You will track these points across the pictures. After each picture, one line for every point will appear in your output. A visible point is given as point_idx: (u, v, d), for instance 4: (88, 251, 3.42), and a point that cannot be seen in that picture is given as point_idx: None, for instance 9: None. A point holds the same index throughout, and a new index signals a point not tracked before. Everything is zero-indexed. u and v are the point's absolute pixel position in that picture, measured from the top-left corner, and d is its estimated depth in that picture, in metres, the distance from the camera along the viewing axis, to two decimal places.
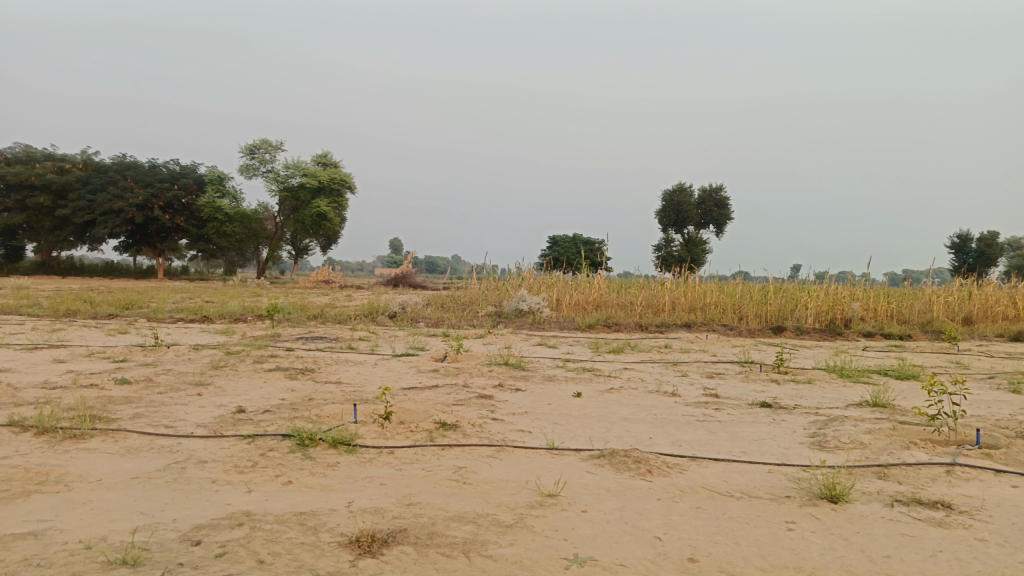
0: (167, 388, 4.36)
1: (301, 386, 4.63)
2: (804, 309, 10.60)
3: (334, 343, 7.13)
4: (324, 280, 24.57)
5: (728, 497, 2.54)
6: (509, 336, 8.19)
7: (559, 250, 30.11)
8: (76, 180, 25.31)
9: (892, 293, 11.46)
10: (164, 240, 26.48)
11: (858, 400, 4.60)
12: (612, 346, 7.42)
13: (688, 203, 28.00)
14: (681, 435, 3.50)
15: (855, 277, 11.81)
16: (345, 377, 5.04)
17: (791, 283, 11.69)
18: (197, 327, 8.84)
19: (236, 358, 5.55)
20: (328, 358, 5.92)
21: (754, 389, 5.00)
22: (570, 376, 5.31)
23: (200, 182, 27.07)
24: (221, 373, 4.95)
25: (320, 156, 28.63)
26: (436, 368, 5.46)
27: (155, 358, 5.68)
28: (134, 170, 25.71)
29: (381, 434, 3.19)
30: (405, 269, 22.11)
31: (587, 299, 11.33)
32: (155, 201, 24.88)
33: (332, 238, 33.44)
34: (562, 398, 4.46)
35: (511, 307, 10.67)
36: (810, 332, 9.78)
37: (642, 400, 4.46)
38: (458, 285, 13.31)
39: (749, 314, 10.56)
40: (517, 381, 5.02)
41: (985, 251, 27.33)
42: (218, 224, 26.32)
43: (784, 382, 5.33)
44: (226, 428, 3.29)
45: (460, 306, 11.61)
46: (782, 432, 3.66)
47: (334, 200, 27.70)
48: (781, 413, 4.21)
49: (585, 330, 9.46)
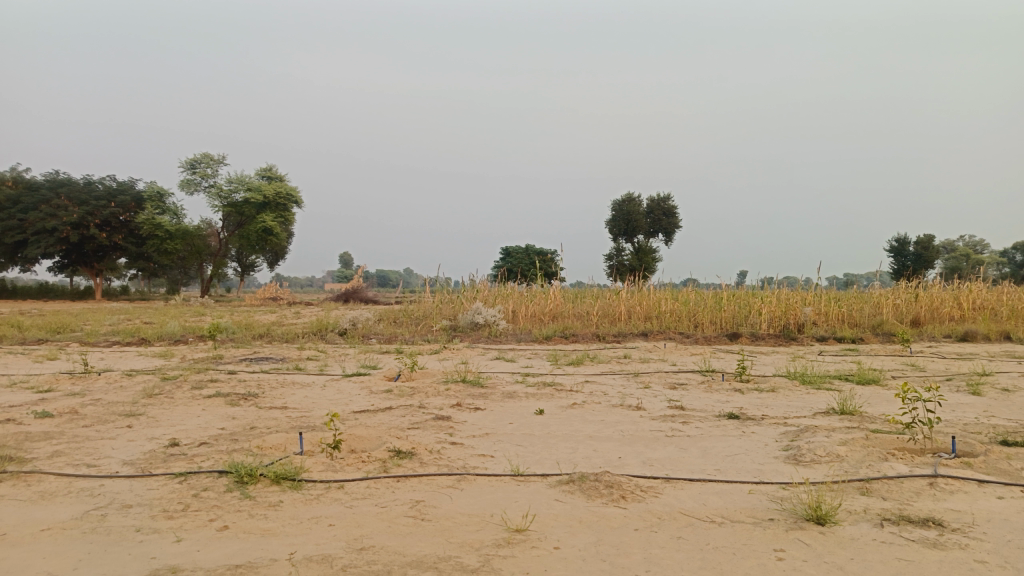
0: (94, 421, 3.99)
1: (244, 413, 4.30)
2: (758, 315, 10.62)
3: (281, 363, 6.79)
4: (271, 296, 23.92)
5: (710, 524, 2.35)
6: (465, 350, 7.95)
7: (511, 261, 29.99)
8: (5, 198, 24.19)
9: (842, 297, 11.58)
10: (101, 259, 25.48)
11: (825, 408, 4.49)
12: (571, 358, 7.25)
13: (638, 212, 28.21)
14: (651, 453, 3.31)
15: (806, 281, 11.90)
16: (292, 402, 4.73)
17: (745, 289, 11.73)
18: (134, 350, 8.35)
19: (173, 384, 5.17)
20: (274, 381, 5.58)
21: (719, 400, 4.86)
22: (530, 392, 5.09)
23: (139, 199, 26.13)
24: (155, 402, 4.58)
25: (264, 170, 27.98)
26: (389, 388, 5.18)
27: (84, 387, 5.26)
28: (67, 187, 24.67)
29: (330, 467, 2.92)
30: (356, 283, 21.67)
31: (543, 310, 11.15)
32: (92, 219, 23.93)
33: (280, 253, 32.71)
34: (523, 416, 4.24)
35: (466, 321, 10.44)
36: (765, 338, 9.78)
37: (607, 415, 4.27)
38: (411, 299, 13.01)
39: (705, 321, 10.53)
40: (475, 399, 4.78)
41: (922, 254, 28.17)
42: (159, 242, 25.43)
43: (749, 391, 5.21)
44: (156, 465, 2.97)
45: (413, 320, 11.33)
46: (754, 446, 3.50)
47: (280, 214, 27.06)
48: (750, 424, 4.06)
49: (542, 341, 9.29)
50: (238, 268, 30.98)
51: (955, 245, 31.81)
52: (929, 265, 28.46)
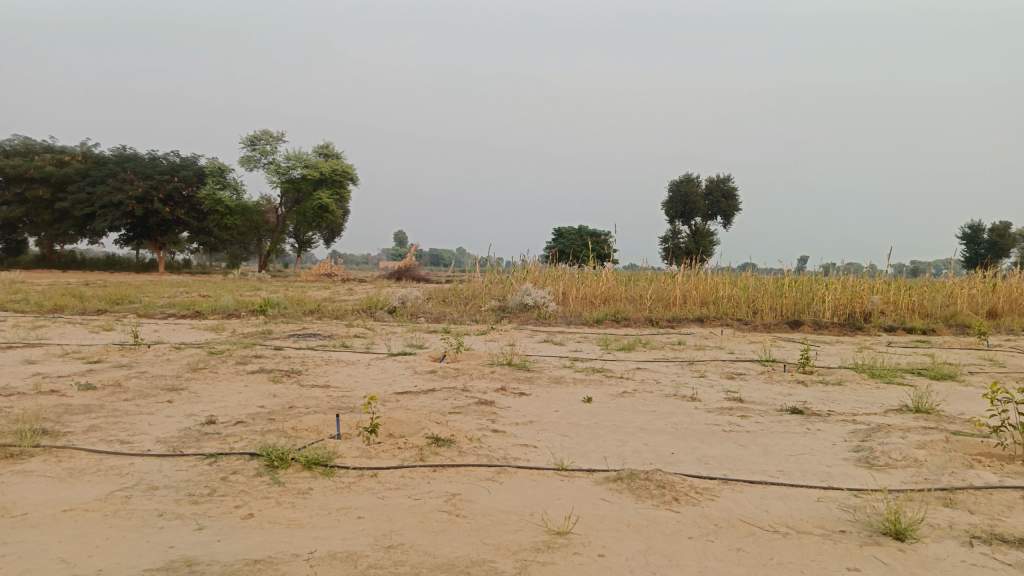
0: (135, 395, 3.95)
1: (285, 391, 4.22)
2: (821, 302, 10.15)
3: (328, 340, 6.73)
4: (326, 273, 24.19)
5: (773, 534, 2.12)
6: (514, 332, 7.77)
7: (564, 242, 29.68)
8: (75, 172, 24.98)
9: (912, 285, 10.98)
10: (165, 233, 26.15)
11: (897, 405, 4.17)
12: (623, 343, 7.00)
13: (695, 194, 27.53)
14: (707, 450, 3.08)
15: (873, 269, 11.34)
16: (335, 380, 4.64)
17: (807, 276, 11.23)
18: (187, 323, 8.44)
19: (217, 359, 5.13)
20: (318, 358, 5.49)
21: (780, 392, 4.57)
22: (579, 377, 4.88)
23: (201, 174, 26.64)
24: (199, 377, 4.53)
25: (320, 147, 28.22)
26: (433, 369, 5.03)
27: (132, 359, 5.27)
28: (133, 162, 25.34)
29: (365, 453, 2.77)
30: (409, 261, 21.73)
31: (594, 292, 10.89)
32: (156, 194, 24.54)
33: (335, 231, 33.11)
34: (570, 404, 4.04)
35: (516, 302, 10.26)
36: (829, 326, 9.34)
37: (659, 406, 4.03)
38: (461, 278, 12.90)
39: (764, 308, 10.12)
40: (521, 384, 4.60)
41: (997, 242, 26.75)
42: (219, 217, 25.95)
43: (812, 383, 4.89)
44: (188, 445, 2.87)
45: (462, 300, 11.22)
46: (820, 445, 3.23)
47: (336, 192, 27.31)
48: (814, 421, 3.78)
49: (593, 325, 9.05)
50: (295, 244, 31.44)
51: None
52: (1004, 253, 27.02)
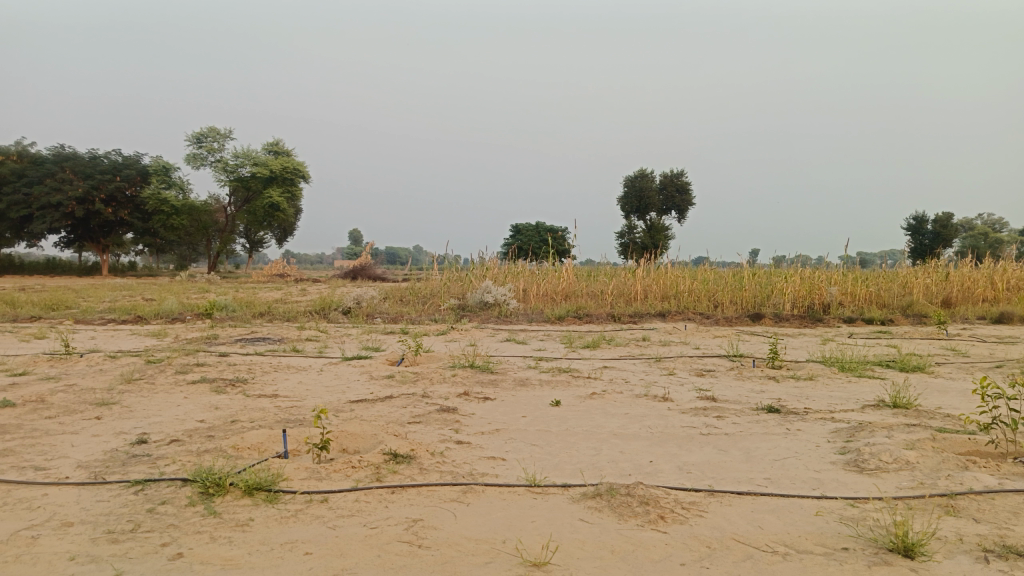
0: (60, 411, 3.58)
1: (228, 403, 3.88)
2: (781, 295, 10.13)
3: (278, 344, 6.38)
4: (279, 274, 23.55)
5: (771, 556, 1.91)
6: (474, 331, 7.51)
7: (522, 238, 29.50)
8: (10, 172, 23.86)
9: (868, 276, 11.05)
10: (108, 234, 25.15)
11: (873, 401, 4.03)
12: (587, 340, 6.79)
13: (650, 189, 27.61)
14: (687, 457, 2.87)
15: (830, 260, 11.38)
16: (284, 389, 4.32)
17: (766, 268, 11.21)
18: (128, 329, 7.96)
19: (156, 368, 4.75)
20: (267, 365, 5.15)
21: (753, 390, 4.40)
22: (545, 379, 4.65)
23: (145, 173, 25.68)
24: (133, 390, 4.16)
25: (271, 144, 27.47)
26: (390, 374, 4.74)
27: (61, 371, 4.85)
28: (73, 161, 24.31)
29: (315, 474, 2.49)
30: (363, 260, 21.28)
31: (555, 289, 10.69)
32: (97, 194, 23.55)
33: (288, 230, 32.38)
34: (537, 408, 3.80)
35: (475, 300, 10.00)
36: (789, 319, 9.30)
37: (632, 408, 3.82)
38: (418, 276, 12.59)
39: (725, 301, 10.05)
40: (485, 387, 4.34)
41: (941, 233, 27.38)
42: (165, 217, 25.06)
43: (784, 379, 4.75)
44: (113, 470, 2.55)
45: (420, 299, 10.92)
46: (804, 447, 3.05)
47: (287, 190, 26.64)
48: (793, 420, 3.61)
49: (554, 322, 8.85)
50: (246, 245, 30.64)
51: (974, 223, 31.02)
52: (947, 244, 27.70)
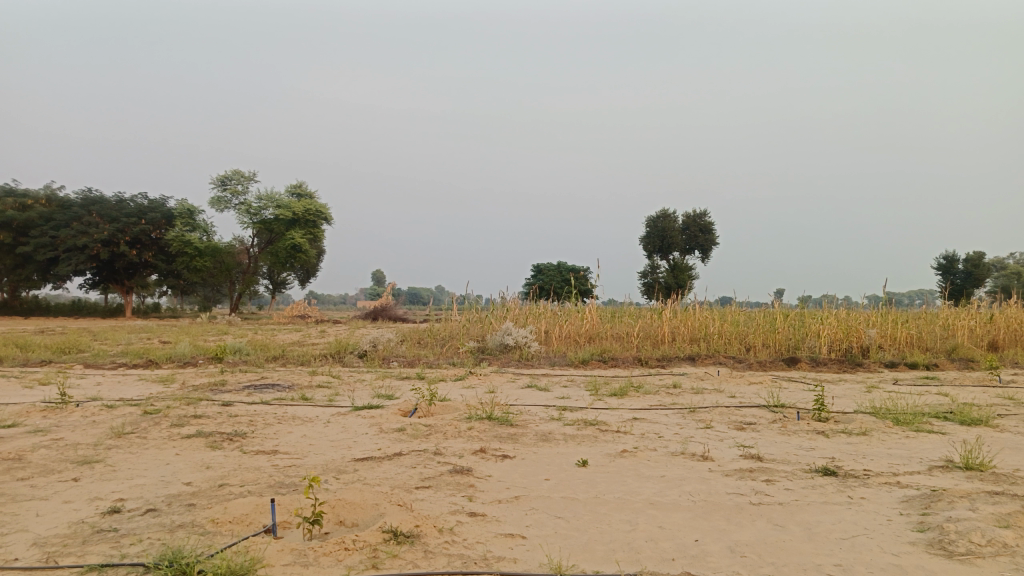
0: (36, 472, 3.25)
1: (221, 462, 3.53)
2: (816, 337, 9.65)
3: (287, 392, 6.05)
4: (299, 314, 23.38)
5: None
6: (493, 376, 7.14)
7: (543, 279, 29.22)
8: (39, 216, 24.12)
9: (907, 317, 10.54)
10: (132, 276, 25.23)
11: (941, 462, 3.58)
12: (613, 387, 6.39)
13: (672, 229, 27.28)
14: (738, 535, 2.46)
15: (866, 301, 10.89)
16: (286, 445, 3.97)
17: (799, 309, 10.74)
18: (136, 374, 7.69)
19: (151, 419, 4.43)
20: (270, 415, 4.81)
21: (801, 448, 3.97)
22: (569, 433, 4.24)
23: (170, 216, 25.86)
24: (122, 445, 3.82)
25: (295, 186, 27.60)
26: (402, 427, 4.37)
27: (52, 422, 4.54)
28: (99, 204, 24.56)
29: (301, 558, 2.12)
30: (384, 301, 21.08)
31: (578, 331, 10.30)
32: (122, 237, 23.69)
33: (310, 271, 32.43)
34: (562, 469, 3.41)
35: (495, 342, 9.64)
36: (827, 363, 8.82)
37: (668, 469, 3.41)
38: (437, 318, 12.28)
39: (757, 344, 9.60)
40: (504, 443, 3.96)
41: (972, 271, 26.63)
42: (188, 259, 25.12)
43: (834, 434, 4.31)
44: (70, 549, 2.19)
45: (438, 341, 10.59)
46: (874, 522, 2.63)
47: (310, 231, 26.69)
48: (854, 484, 3.18)
49: (578, 366, 8.46)
50: (269, 285, 30.67)
51: (1006, 262, 30.23)
52: (980, 283, 26.91)
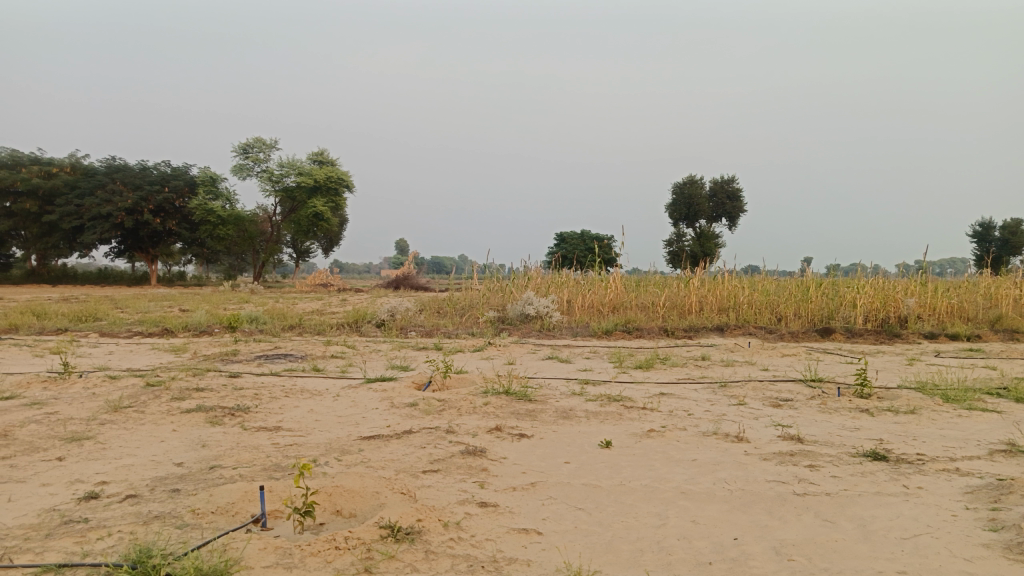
0: (20, 451, 3.04)
1: (218, 440, 3.30)
2: (851, 307, 9.24)
3: (298, 363, 5.83)
4: (321, 283, 23.29)
5: None
6: (513, 347, 6.87)
7: (567, 247, 28.83)
8: (63, 184, 24.16)
9: (948, 285, 10.06)
10: (157, 244, 25.27)
11: (1003, 446, 3.24)
12: (639, 359, 6.08)
13: (699, 196, 26.65)
14: (784, 534, 2.16)
15: (904, 269, 10.41)
16: (290, 420, 3.73)
17: (833, 278, 10.30)
18: (149, 344, 7.53)
19: (152, 392, 4.21)
20: (277, 388, 4.58)
21: (845, 428, 3.64)
22: (592, 409, 3.96)
23: (192, 184, 25.79)
24: (116, 421, 3.61)
25: (316, 153, 27.34)
26: (414, 401, 4.11)
27: (51, 394, 4.35)
28: (123, 172, 24.54)
29: (284, 559, 1.86)
30: (406, 269, 20.89)
31: (602, 300, 9.97)
32: (146, 205, 23.64)
33: (332, 239, 32.35)
34: (584, 450, 3.13)
35: (516, 312, 9.36)
36: (863, 334, 8.43)
37: (699, 453, 3.11)
38: (458, 286, 12.02)
39: (789, 314, 9.22)
40: (521, 421, 3.68)
41: (1009, 239, 25.69)
42: (211, 227, 25.08)
43: (880, 413, 3.98)
44: (30, 544, 1.95)
45: (458, 310, 10.33)
46: (938, 518, 2.31)
47: (332, 199, 26.49)
48: (909, 472, 2.86)
49: (602, 337, 8.17)
50: (293, 254, 30.66)
51: None
52: (1016, 252, 25.99)
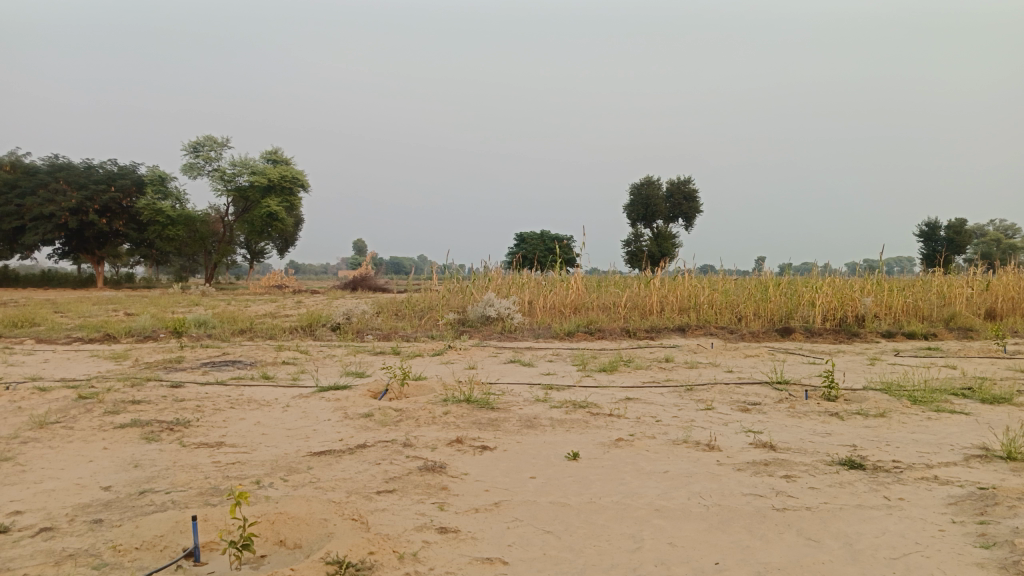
0: None
1: (153, 459, 3.03)
2: (810, 306, 9.27)
3: (247, 370, 5.54)
4: (276, 284, 22.73)
5: None
6: (473, 350, 6.67)
7: (526, 247, 28.72)
8: (3, 183, 23.14)
9: (903, 284, 10.16)
10: (103, 245, 24.39)
11: (978, 451, 3.16)
12: (603, 362, 5.93)
13: (656, 197, 26.76)
14: (767, 556, 2.01)
15: (860, 267, 10.49)
16: (235, 435, 3.48)
17: (791, 277, 10.34)
18: (88, 351, 7.13)
19: (84, 405, 3.91)
20: (222, 398, 4.30)
21: (817, 433, 3.53)
22: (557, 417, 3.78)
23: (141, 183, 24.95)
24: (41, 439, 3.30)
25: (270, 152, 26.70)
26: (369, 412, 3.88)
27: None
28: (66, 171, 23.60)
29: None
30: (364, 270, 20.52)
31: (563, 301, 9.83)
32: (91, 204, 22.79)
33: (288, 240, 31.72)
34: (550, 463, 2.95)
35: (476, 314, 9.15)
36: (823, 333, 8.44)
37: (671, 463, 2.95)
38: (416, 287, 11.76)
39: (749, 314, 9.20)
40: (483, 431, 3.48)
41: (954, 239, 26.40)
42: (160, 228, 24.30)
43: (850, 417, 3.89)
44: None
45: (416, 312, 10.09)
46: (925, 534, 2.19)
47: (286, 199, 25.91)
48: (888, 481, 2.74)
49: (564, 338, 8.02)
50: (247, 255, 29.95)
51: (987, 228, 30.13)
52: (961, 251, 26.70)
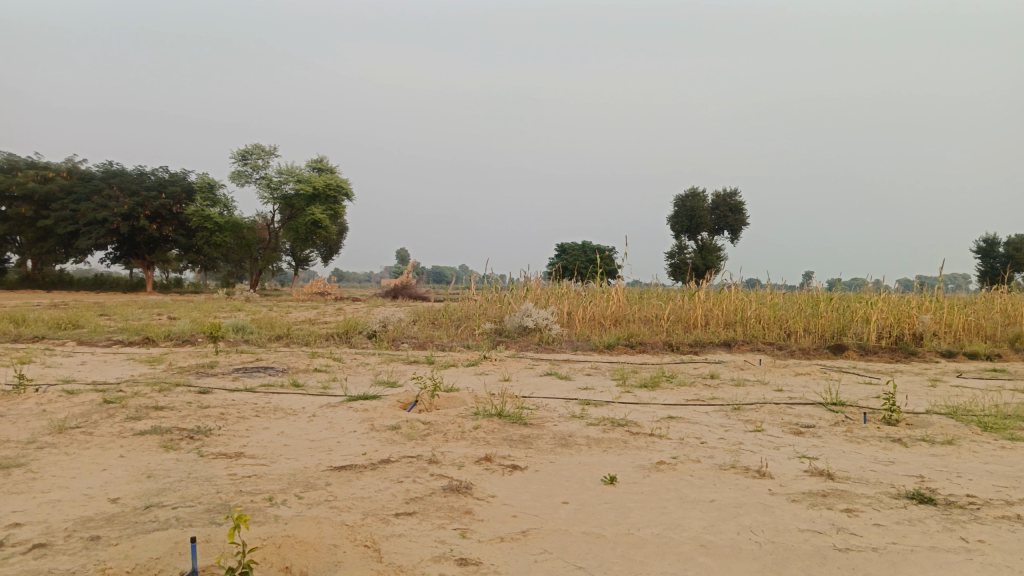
0: None
1: (168, 469, 2.89)
2: (864, 322, 8.84)
3: (277, 377, 5.43)
4: (318, 291, 22.90)
5: None
6: (509, 362, 6.47)
7: (568, 258, 28.47)
8: (59, 189, 23.80)
9: (964, 301, 9.65)
10: (153, 251, 24.90)
11: None
12: (644, 377, 5.67)
13: (701, 209, 26.28)
14: None
15: (918, 283, 9.99)
16: (256, 445, 3.33)
17: (843, 293, 9.90)
18: (125, 354, 7.13)
19: (107, 410, 3.81)
20: (247, 406, 4.17)
21: (879, 462, 3.23)
22: (594, 436, 3.55)
23: (190, 190, 25.44)
24: (58, 444, 3.20)
25: (315, 161, 26.99)
26: (396, 424, 3.71)
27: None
28: (118, 178, 24.16)
29: None
30: (405, 279, 20.53)
31: (603, 313, 9.56)
32: (142, 211, 23.28)
33: (331, 248, 32.04)
34: (584, 487, 2.73)
35: (514, 324, 8.95)
36: (878, 352, 8.02)
37: (718, 492, 2.70)
38: (454, 296, 11.62)
39: (799, 330, 8.81)
40: (514, 449, 3.27)
41: (1014, 256, 25.30)
42: (207, 234, 24.71)
43: (914, 443, 3.58)
44: None
45: (453, 322, 9.94)
46: None
47: (330, 207, 26.15)
48: (966, 520, 2.44)
49: (604, 351, 7.77)
50: (292, 262, 30.31)
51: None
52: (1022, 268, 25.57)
